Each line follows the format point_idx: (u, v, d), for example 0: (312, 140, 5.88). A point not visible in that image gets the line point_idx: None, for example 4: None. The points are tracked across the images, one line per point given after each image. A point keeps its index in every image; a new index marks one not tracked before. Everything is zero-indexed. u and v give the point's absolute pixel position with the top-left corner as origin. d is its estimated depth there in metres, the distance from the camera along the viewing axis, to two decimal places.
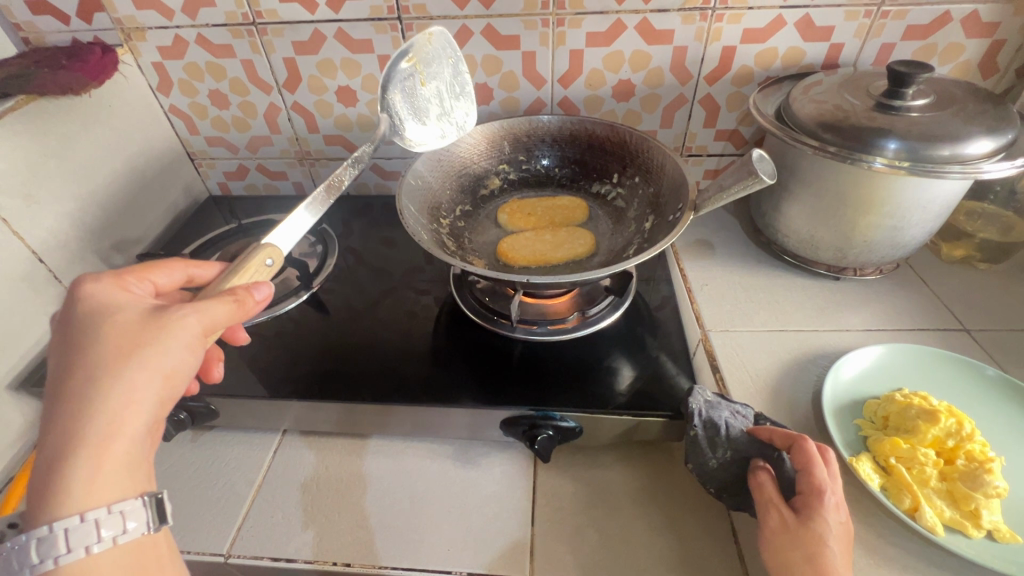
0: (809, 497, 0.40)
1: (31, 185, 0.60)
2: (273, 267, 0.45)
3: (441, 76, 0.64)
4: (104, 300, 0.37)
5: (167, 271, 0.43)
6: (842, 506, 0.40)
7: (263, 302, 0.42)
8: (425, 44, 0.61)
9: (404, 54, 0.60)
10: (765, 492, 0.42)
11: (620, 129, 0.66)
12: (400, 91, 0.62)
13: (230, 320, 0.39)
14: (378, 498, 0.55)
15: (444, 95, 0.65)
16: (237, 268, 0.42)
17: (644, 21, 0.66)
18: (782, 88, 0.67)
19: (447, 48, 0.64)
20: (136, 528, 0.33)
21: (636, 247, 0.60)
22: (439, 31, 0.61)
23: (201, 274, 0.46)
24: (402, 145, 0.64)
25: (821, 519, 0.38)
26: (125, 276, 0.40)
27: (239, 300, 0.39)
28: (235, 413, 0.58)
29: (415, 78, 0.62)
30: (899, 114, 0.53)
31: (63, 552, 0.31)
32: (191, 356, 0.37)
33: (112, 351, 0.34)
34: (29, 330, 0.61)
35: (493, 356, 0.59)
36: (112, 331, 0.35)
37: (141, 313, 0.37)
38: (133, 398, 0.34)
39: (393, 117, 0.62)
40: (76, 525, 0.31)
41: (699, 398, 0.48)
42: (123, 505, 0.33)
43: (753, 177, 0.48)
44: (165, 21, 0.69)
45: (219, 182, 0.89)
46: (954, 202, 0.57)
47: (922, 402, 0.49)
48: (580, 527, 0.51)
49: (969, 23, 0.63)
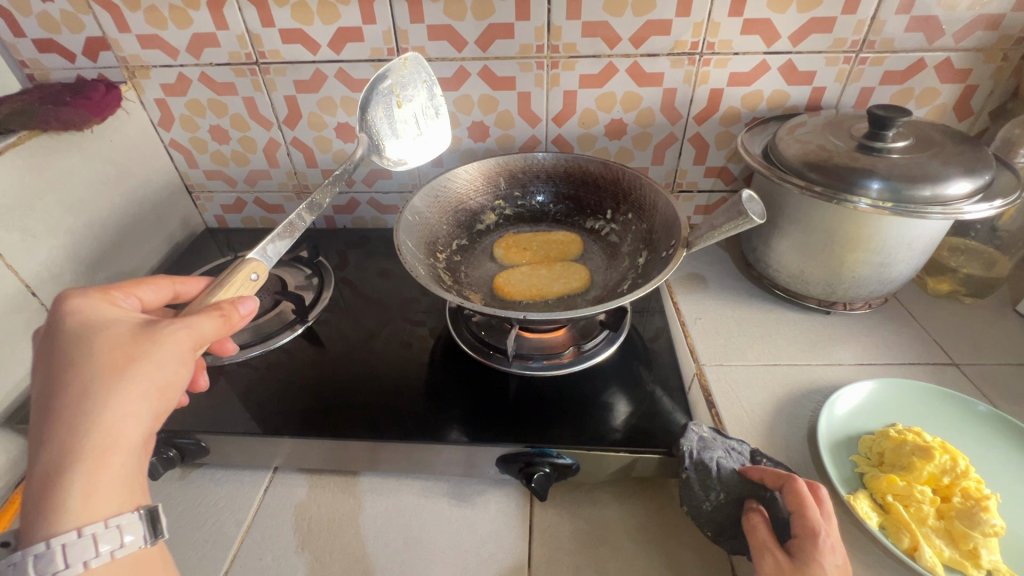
0: (805, 541, 0.39)
1: (29, 218, 0.60)
2: (257, 282, 0.46)
3: (417, 99, 0.69)
4: (93, 315, 0.37)
5: (155, 287, 0.43)
6: (839, 548, 0.39)
7: (247, 317, 0.41)
8: (401, 68, 0.66)
9: (380, 80, 0.66)
10: (759, 536, 0.42)
11: (613, 167, 0.68)
12: (378, 111, 0.67)
13: (218, 333, 0.39)
14: (372, 537, 0.53)
15: (420, 116, 0.70)
16: (222, 283, 0.43)
17: (635, 64, 0.68)
18: (768, 128, 0.69)
19: (423, 72, 0.68)
20: (133, 542, 0.33)
21: (630, 282, 0.61)
22: (414, 56, 0.66)
23: (187, 290, 0.47)
24: (379, 161, 0.70)
25: (816, 562, 0.38)
26: (111, 291, 0.40)
27: (224, 316, 0.39)
28: (226, 450, 0.57)
29: (391, 100, 0.67)
30: (881, 156, 0.55)
31: (61, 567, 0.30)
32: (184, 369, 0.37)
33: (104, 364, 0.34)
34: (16, 365, 0.60)
35: (488, 391, 0.59)
36: (104, 345, 0.35)
37: (131, 327, 0.37)
38: (129, 411, 0.34)
39: (372, 136, 0.68)
40: (74, 540, 0.31)
41: (692, 437, 0.48)
42: (120, 519, 0.33)
43: (742, 217, 0.49)
44: (169, 60, 0.71)
45: (216, 215, 0.90)
46: (937, 240, 0.58)
47: (916, 438, 0.49)
48: (579, 568, 0.50)
49: (943, 70, 0.66)
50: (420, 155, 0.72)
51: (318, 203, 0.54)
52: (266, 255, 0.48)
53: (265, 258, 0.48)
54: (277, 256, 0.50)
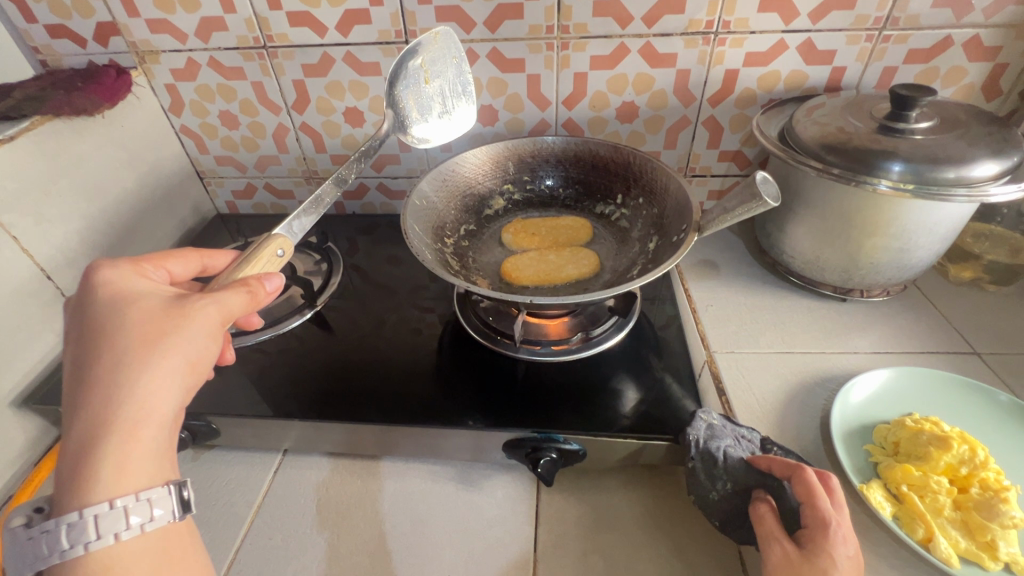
0: (816, 533, 0.38)
1: (43, 202, 0.61)
2: (283, 258, 0.47)
3: (445, 75, 0.67)
4: (126, 288, 0.39)
5: (183, 260, 0.45)
6: (851, 539, 0.38)
7: (274, 293, 0.43)
8: (432, 44, 0.64)
9: (410, 55, 0.63)
10: (766, 525, 0.41)
11: (624, 150, 0.66)
12: (406, 89, 0.66)
13: (245, 310, 0.40)
14: (381, 519, 0.54)
15: (447, 94, 0.68)
16: (249, 257, 0.44)
17: (647, 45, 0.66)
18: (785, 110, 0.67)
19: (454, 48, 0.66)
20: (162, 516, 0.34)
21: (640, 267, 0.60)
22: (446, 31, 0.64)
23: (214, 264, 0.49)
24: (404, 140, 0.68)
25: (828, 557, 0.37)
26: (142, 263, 0.42)
27: (251, 292, 0.40)
28: (237, 432, 0.57)
29: (419, 77, 0.65)
30: (903, 136, 0.53)
31: (93, 538, 0.31)
32: (213, 343, 0.38)
33: (137, 337, 0.36)
34: (34, 346, 0.61)
35: (496, 376, 0.59)
36: (137, 318, 0.37)
37: (162, 301, 0.38)
38: (162, 384, 0.35)
39: (399, 114, 0.66)
40: (106, 511, 0.32)
41: (700, 426, 0.48)
42: (151, 493, 0.33)
43: (756, 199, 0.48)
44: (178, 44, 0.71)
45: (227, 201, 0.90)
46: (960, 224, 0.56)
47: (933, 428, 0.48)
48: (585, 553, 0.50)
49: (970, 47, 0.63)
50: (445, 136, 0.71)
51: (344, 178, 0.55)
52: (293, 230, 0.49)
53: (291, 234, 0.49)
54: (302, 231, 0.50)
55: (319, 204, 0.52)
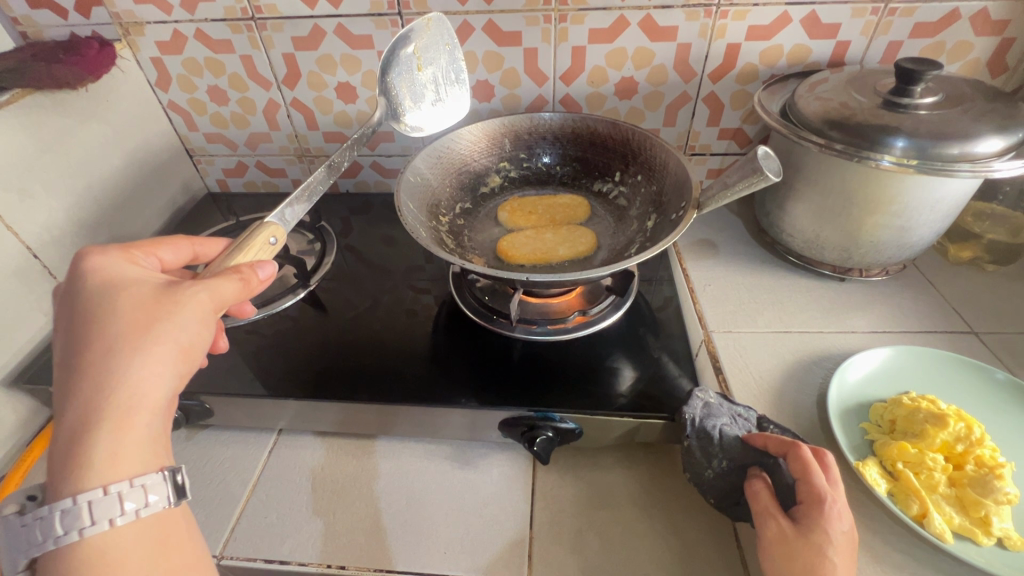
0: (810, 508, 0.39)
1: (26, 178, 0.59)
2: (274, 246, 0.46)
3: (438, 62, 0.66)
4: (115, 275, 0.38)
5: (174, 247, 0.44)
6: (846, 515, 0.38)
7: (267, 281, 0.42)
8: (424, 30, 0.63)
9: (401, 43, 0.62)
10: (761, 502, 0.41)
11: (622, 127, 0.65)
12: (399, 76, 0.64)
13: (237, 298, 0.40)
14: (377, 498, 0.54)
15: (440, 81, 0.67)
16: (241, 245, 0.43)
17: (648, 17, 0.65)
18: (787, 86, 0.66)
19: (446, 35, 0.65)
20: (157, 502, 0.33)
21: (638, 246, 0.59)
22: (438, 17, 0.63)
23: (206, 251, 0.47)
24: (397, 128, 0.66)
25: (822, 530, 0.37)
26: (132, 250, 0.41)
27: (243, 279, 0.40)
28: (230, 412, 0.57)
29: (411, 63, 0.64)
30: (907, 112, 0.52)
31: (87, 524, 0.31)
32: (205, 331, 0.38)
33: (127, 324, 0.35)
34: (22, 325, 0.60)
35: (492, 355, 0.58)
36: (127, 304, 0.36)
37: (153, 288, 0.37)
38: (154, 371, 0.35)
39: (392, 101, 0.65)
40: (100, 498, 0.31)
41: (697, 405, 0.47)
42: (145, 479, 0.33)
43: (757, 174, 0.47)
44: (164, 16, 0.69)
45: (218, 179, 0.89)
46: (963, 202, 0.55)
47: (931, 406, 0.47)
48: (580, 530, 0.50)
49: (978, 21, 0.62)
50: (439, 124, 0.69)
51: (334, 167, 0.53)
52: (284, 219, 0.47)
53: (282, 221, 0.47)
54: (296, 219, 0.49)
55: (310, 192, 0.50)
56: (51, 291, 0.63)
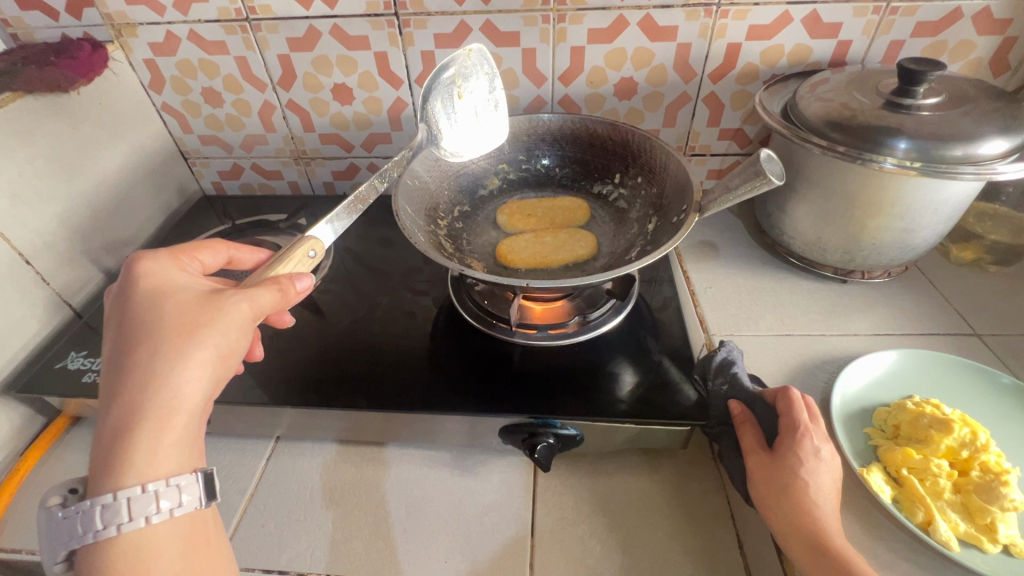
0: (785, 436, 0.43)
1: (17, 185, 0.58)
2: (314, 260, 0.45)
3: (478, 90, 0.63)
4: (164, 280, 0.38)
5: (213, 251, 0.44)
6: (824, 444, 0.42)
7: (304, 294, 0.41)
8: (464, 59, 0.62)
9: (441, 70, 0.61)
10: (745, 442, 0.45)
11: (622, 128, 0.64)
12: (438, 104, 0.62)
13: (275, 308, 0.39)
14: (377, 506, 0.53)
15: (480, 110, 0.64)
16: (283, 257, 0.42)
17: (647, 17, 0.64)
18: (788, 86, 0.65)
19: (486, 64, 0.63)
20: (190, 502, 0.33)
21: (638, 249, 0.59)
22: (479, 46, 0.62)
23: (239, 255, 0.48)
24: (436, 154, 0.64)
25: (794, 453, 0.41)
26: (179, 255, 0.42)
27: (282, 290, 0.39)
28: (227, 419, 0.56)
29: (452, 91, 0.62)
30: (909, 113, 0.52)
31: (125, 520, 0.31)
32: (243, 339, 0.37)
33: (171, 329, 0.35)
34: (16, 333, 0.59)
35: (491, 361, 0.58)
36: (173, 309, 0.36)
37: (197, 295, 0.38)
38: (195, 375, 0.35)
39: (431, 128, 0.62)
40: (138, 495, 0.32)
41: (733, 349, 0.52)
42: (180, 479, 0.33)
43: (760, 177, 0.46)
44: (157, 17, 0.68)
45: (213, 182, 0.88)
46: (966, 204, 0.55)
47: (935, 411, 0.47)
48: (581, 537, 0.50)
49: (981, 20, 0.61)
50: (478, 149, 0.65)
51: (386, 173, 0.54)
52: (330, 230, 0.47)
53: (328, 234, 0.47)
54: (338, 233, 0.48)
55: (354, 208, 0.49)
56: (44, 297, 0.62)
